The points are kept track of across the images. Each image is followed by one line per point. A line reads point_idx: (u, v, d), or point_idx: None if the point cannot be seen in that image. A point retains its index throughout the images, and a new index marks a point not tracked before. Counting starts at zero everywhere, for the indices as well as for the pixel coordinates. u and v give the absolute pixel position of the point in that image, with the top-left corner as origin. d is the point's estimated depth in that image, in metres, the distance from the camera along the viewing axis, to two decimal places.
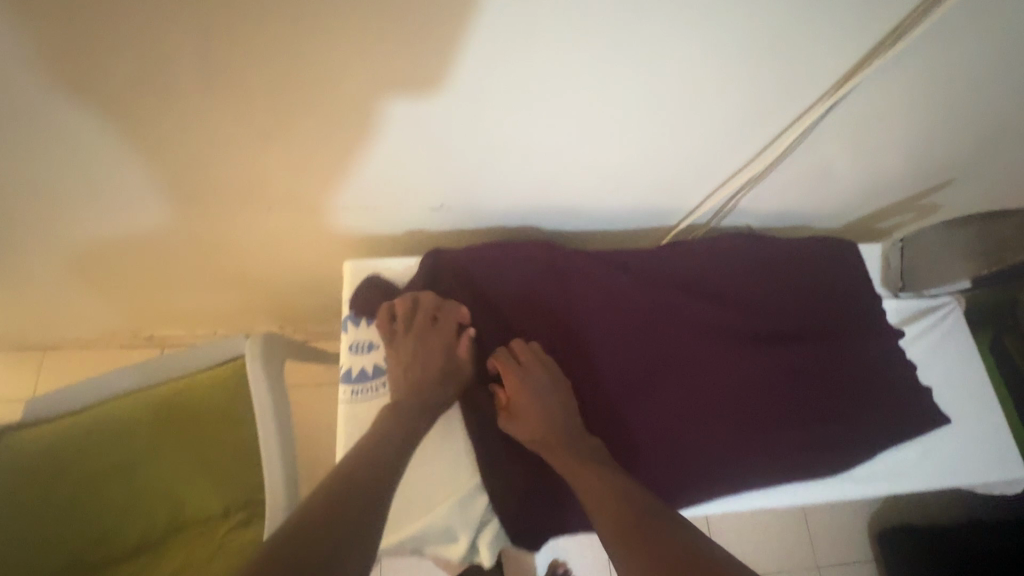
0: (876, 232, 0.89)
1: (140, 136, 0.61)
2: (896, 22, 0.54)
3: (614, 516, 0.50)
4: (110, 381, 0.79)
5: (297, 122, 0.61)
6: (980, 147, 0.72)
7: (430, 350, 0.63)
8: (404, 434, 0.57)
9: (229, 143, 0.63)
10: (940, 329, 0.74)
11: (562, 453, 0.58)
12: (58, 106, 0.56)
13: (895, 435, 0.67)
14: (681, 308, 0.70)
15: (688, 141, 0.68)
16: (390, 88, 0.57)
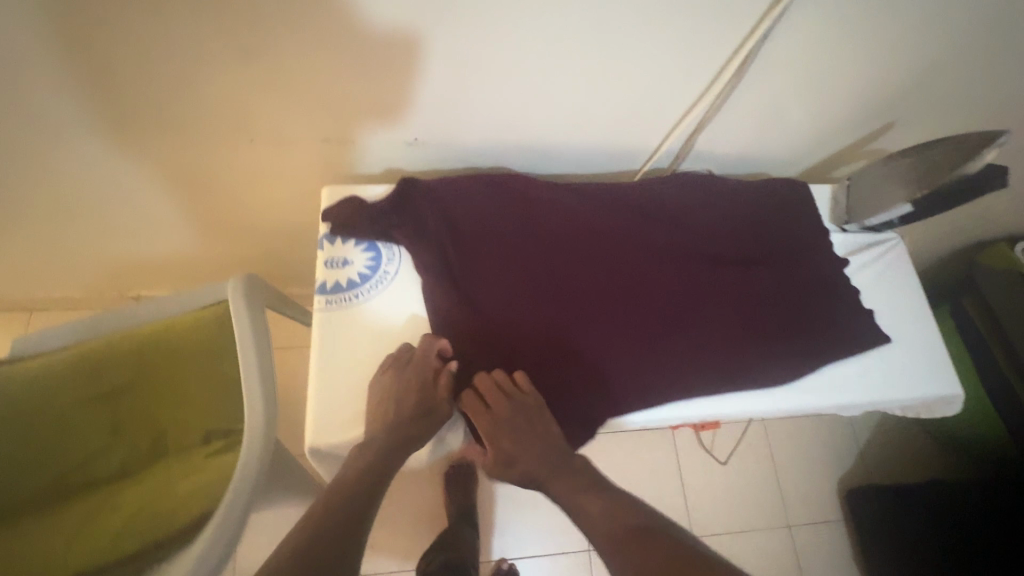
0: (829, 174, 0.94)
1: (112, 63, 0.64)
2: None
3: (608, 532, 0.55)
4: (107, 321, 0.90)
5: (266, 44, 0.64)
6: (916, 79, 0.77)
7: (409, 386, 0.62)
8: (376, 471, 0.57)
9: (201, 70, 0.66)
10: (883, 261, 0.80)
11: (549, 481, 0.61)
12: (33, 27, 0.58)
13: (837, 348, 0.72)
14: (636, 233, 0.76)
15: (642, 75, 0.72)
16: (354, 10, 0.60)
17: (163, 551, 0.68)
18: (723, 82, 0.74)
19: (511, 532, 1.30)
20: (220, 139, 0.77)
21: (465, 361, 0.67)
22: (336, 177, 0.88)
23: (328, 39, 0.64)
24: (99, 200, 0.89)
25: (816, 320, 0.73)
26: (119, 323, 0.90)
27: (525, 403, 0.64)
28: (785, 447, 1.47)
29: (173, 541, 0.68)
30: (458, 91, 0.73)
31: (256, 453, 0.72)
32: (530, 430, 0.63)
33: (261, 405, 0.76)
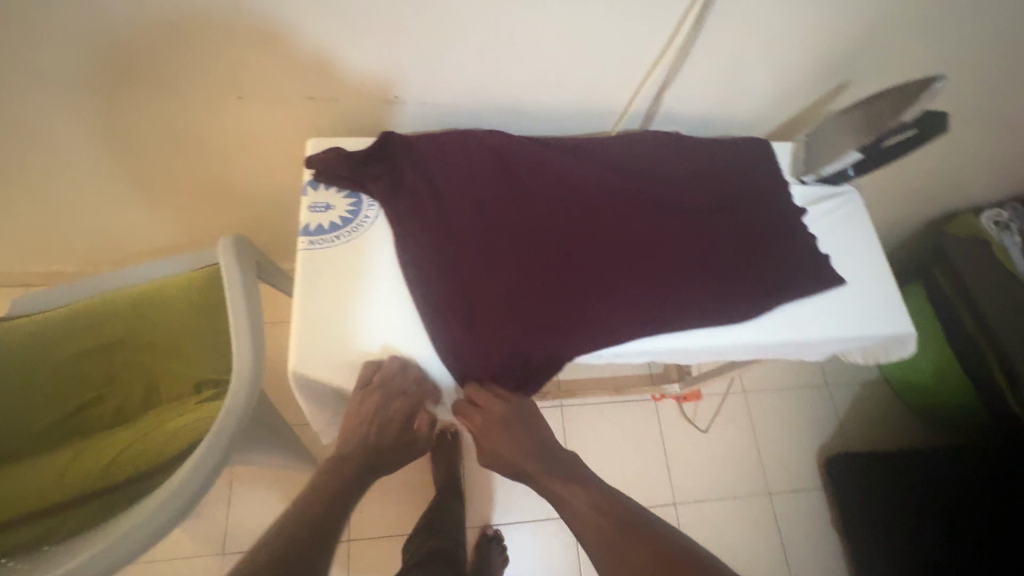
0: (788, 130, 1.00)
1: (114, 11, 0.68)
2: None
3: (596, 524, 0.58)
4: (94, 284, 0.91)
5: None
6: (861, 33, 0.83)
7: (399, 416, 0.65)
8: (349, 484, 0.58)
9: (195, 19, 0.71)
10: (841, 210, 0.84)
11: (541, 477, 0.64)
12: None
13: (795, 287, 0.76)
14: (605, 182, 0.80)
15: (606, 33, 0.77)
16: None
17: (146, 482, 0.71)
18: (681, 40, 0.79)
19: (497, 498, 1.33)
20: (216, 91, 0.82)
21: (436, 299, 0.71)
22: (324, 133, 0.93)
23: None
24: (98, 157, 0.93)
25: (771, 261, 0.78)
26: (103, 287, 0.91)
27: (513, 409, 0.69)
28: (766, 418, 1.51)
29: (152, 475, 0.71)
30: (429, 46, 0.77)
31: (242, 391, 0.75)
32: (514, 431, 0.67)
33: (248, 349, 0.79)
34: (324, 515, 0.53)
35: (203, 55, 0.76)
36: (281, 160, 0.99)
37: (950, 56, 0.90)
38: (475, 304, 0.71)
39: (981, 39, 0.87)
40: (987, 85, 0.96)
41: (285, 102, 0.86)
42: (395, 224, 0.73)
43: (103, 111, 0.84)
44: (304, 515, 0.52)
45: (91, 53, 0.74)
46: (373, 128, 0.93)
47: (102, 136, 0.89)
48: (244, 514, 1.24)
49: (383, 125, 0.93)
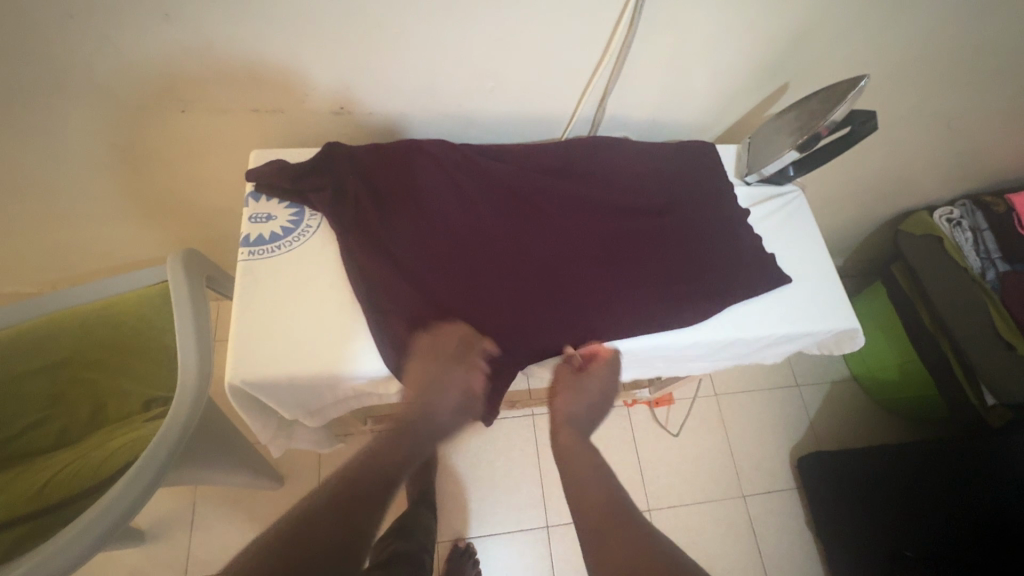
0: (734, 132, 1.02)
1: (42, 35, 0.68)
2: None
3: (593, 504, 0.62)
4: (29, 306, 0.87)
5: (187, 14, 0.68)
6: (793, 39, 0.85)
7: (455, 382, 0.71)
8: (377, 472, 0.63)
9: (127, 38, 0.71)
10: (785, 209, 0.86)
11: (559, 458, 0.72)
12: None
13: (741, 287, 0.77)
14: (553, 189, 0.81)
15: (542, 40, 0.78)
16: None
17: (82, 502, 0.70)
18: (616, 47, 0.81)
19: (469, 511, 1.31)
20: (159, 106, 0.82)
21: (384, 309, 0.70)
22: (274, 144, 0.93)
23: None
24: (42, 177, 0.92)
25: (714, 260, 0.78)
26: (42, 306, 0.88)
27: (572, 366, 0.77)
28: (736, 419, 1.51)
29: (87, 495, 0.70)
30: (370, 59, 0.78)
31: (186, 405, 0.75)
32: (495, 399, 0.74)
33: (194, 363, 0.79)
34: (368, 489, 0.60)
35: (143, 73, 0.76)
36: (233, 174, 0.99)
37: (882, 56, 0.92)
38: (421, 313, 0.70)
39: (909, 40, 0.90)
40: (921, 85, 1.00)
41: (229, 115, 0.86)
42: (339, 234, 0.73)
43: (47, 131, 0.83)
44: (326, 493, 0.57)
45: (31, 75, 0.74)
46: (324, 139, 0.94)
47: (48, 158, 0.88)
48: (207, 536, 1.20)
49: (334, 136, 0.93)
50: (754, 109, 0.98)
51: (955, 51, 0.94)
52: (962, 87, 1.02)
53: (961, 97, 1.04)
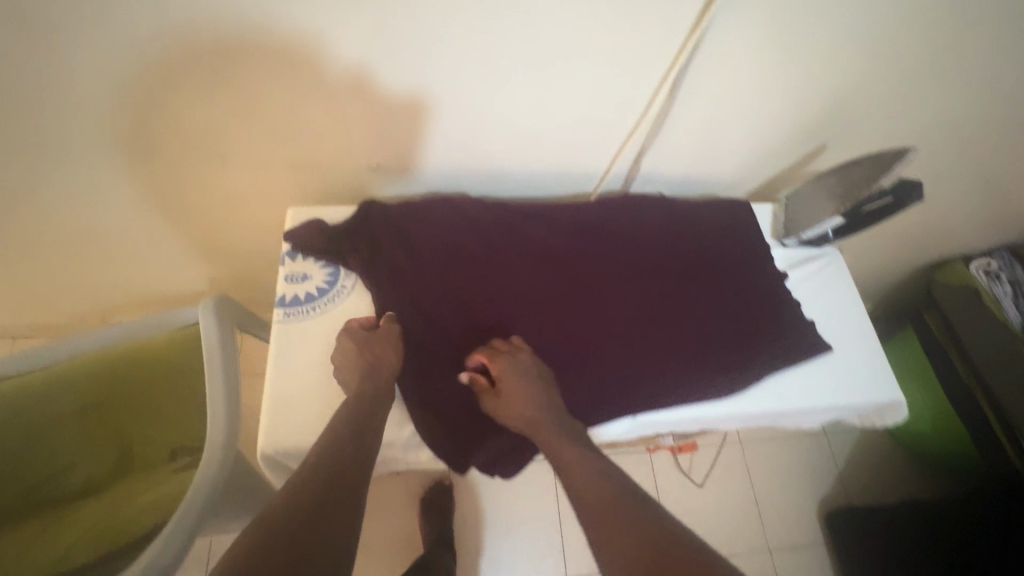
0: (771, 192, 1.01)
1: (104, 92, 0.71)
2: None
3: (595, 490, 0.57)
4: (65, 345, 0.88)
5: (238, 75, 0.71)
6: (831, 101, 0.85)
7: (357, 347, 0.68)
8: (361, 429, 0.60)
9: (179, 95, 0.73)
10: (823, 273, 0.84)
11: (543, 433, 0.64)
12: (31, 59, 0.65)
13: (782, 358, 0.75)
14: (583, 251, 0.81)
15: (579, 100, 0.79)
16: (316, 45, 0.68)
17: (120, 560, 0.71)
18: (656, 106, 0.81)
19: (486, 560, 1.28)
20: (203, 158, 0.85)
21: (419, 373, 0.70)
22: (310, 196, 0.95)
23: (288, 63, 0.70)
24: (89, 220, 0.95)
25: (749, 327, 0.77)
26: (76, 346, 0.89)
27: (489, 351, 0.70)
28: (762, 470, 1.46)
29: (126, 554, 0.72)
30: (415, 119, 0.80)
31: (214, 464, 0.74)
32: (426, 367, 0.71)
33: (222, 420, 0.78)
34: (334, 470, 0.54)
35: (190, 128, 0.79)
36: (268, 223, 1.01)
37: (921, 118, 0.92)
38: (447, 373, 0.71)
39: (948, 103, 0.89)
40: (959, 145, 0.99)
41: (269, 168, 0.88)
42: (377, 296, 0.73)
43: (97, 178, 0.86)
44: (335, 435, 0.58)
45: (89, 128, 0.76)
46: (358, 193, 0.96)
47: (95, 202, 0.91)
48: None
49: (369, 190, 0.95)
50: (794, 173, 0.98)
51: (994, 112, 0.93)
52: (1000, 144, 1.00)
53: (998, 154, 1.03)
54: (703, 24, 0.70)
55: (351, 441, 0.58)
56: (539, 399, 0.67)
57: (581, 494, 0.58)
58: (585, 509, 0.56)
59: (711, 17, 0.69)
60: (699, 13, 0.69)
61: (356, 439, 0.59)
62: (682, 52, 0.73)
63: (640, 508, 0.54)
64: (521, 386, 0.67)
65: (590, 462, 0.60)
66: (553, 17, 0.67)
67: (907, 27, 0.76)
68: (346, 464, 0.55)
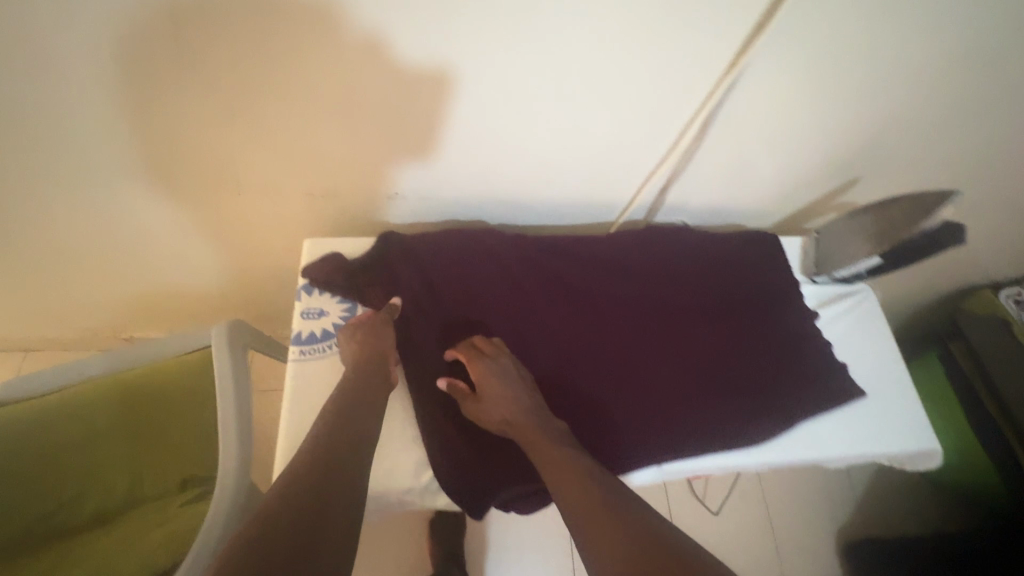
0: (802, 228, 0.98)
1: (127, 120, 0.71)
2: (760, 23, 0.64)
3: (579, 488, 0.55)
4: (81, 368, 0.88)
5: (260, 105, 0.70)
6: (868, 137, 0.82)
7: (353, 335, 0.69)
8: (356, 420, 0.59)
9: (200, 123, 0.72)
10: (855, 312, 0.81)
11: (525, 435, 0.63)
12: (54, 86, 0.65)
13: (813, 404, 0.72)
14: (606, 286, 0.79)
15: (607, 132, 0.77)
16: (341, 76, 0.66)
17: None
18: (688, 138, 0.79)
19: None
20: (221, 185, 0.83)
21: (438, 418, 0.68)
22: (327, 223, 0.93)
23: (315, 95, 0.69)
24: (106, 241, 0.95)
25: (778, 372, 0.74)
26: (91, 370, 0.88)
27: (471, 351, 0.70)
28: (779, 497, 1.43)
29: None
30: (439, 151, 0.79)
31: (226, 501, 0.72)
32: (411, 368, 0.70)
33: (235, 453, 0.76)
34: (332, 459, 0.53)
35: (209, 156, 0.77)
36: (284, 247, 1.00)
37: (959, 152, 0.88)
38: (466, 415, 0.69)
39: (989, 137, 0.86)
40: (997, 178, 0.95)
41: (286, 197, 0.86)
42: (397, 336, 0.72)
43: (114, 201, 0.85)
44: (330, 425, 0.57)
45: (111, 153, 0.75)
46: (377, 221, 0.94)
47: (113, 223, 0.90)
48: None
49: (387, 220, 0.93)
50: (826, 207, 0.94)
51: None
52: None
53: None
54: (743, 60, 0.68)
55: (347, 431, 0.57)
56: (517, 398, 0.66)
57: (564, 494, 0.56)
58: (567, 507, 0.54)
59: (752, 53, 0.67)
60: (738, 48, 0.67)
61: (353, 429, 0.58)
62: (718, 86, 0.71)
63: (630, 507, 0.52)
64: (502, 387, 0.66)
65: (574, 463, 0.59)
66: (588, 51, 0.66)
67: (954, 69, 0.73)
68: (346, 453, 0.54)
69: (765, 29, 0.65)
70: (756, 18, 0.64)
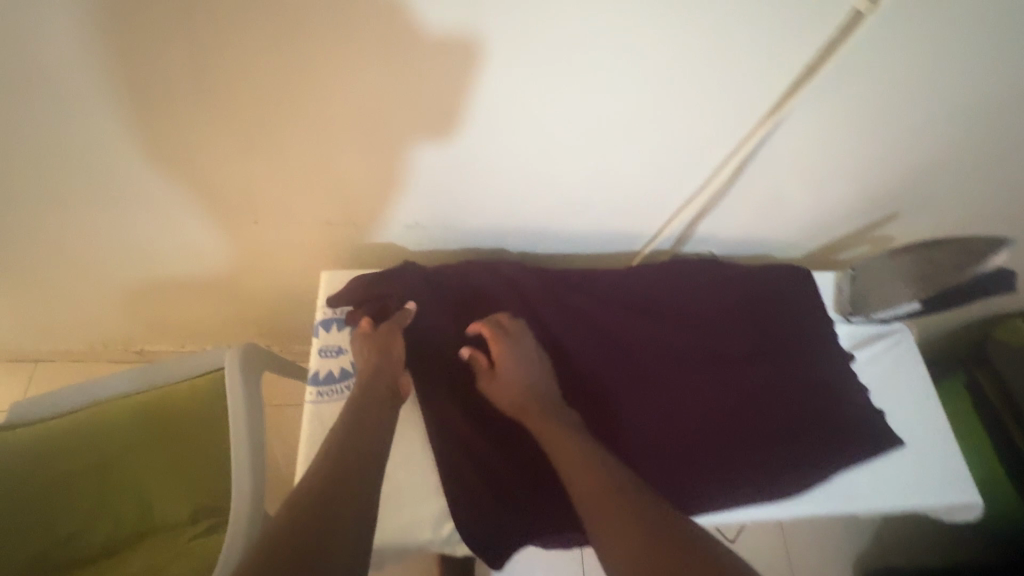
0: (835, 262, 0.95)
1: (148, 145, 0.69)
2: (813, 63, 0.61)
3: (590, 475, 0.55)
4: (102, 386, 0.89)
5: (283, 133, 0.68)
6: (913, 180, 0.78)
7: (361, 338, 0.71)
8: (369, 430, 0.59)
9: (219, 149, 0.70)
10: (890, 353, 0.78)
11: (537, 418, 0.65)
12: (76, 110, 0.63)
13: (850, 457, 0.69)
14: (633, 325, 0.76)
15: (640, 164, 0.74)
16: (368, 104, 0.64)
17: None
18: (727, 175, 0.76)
19: None
20: (238, 210, 0.81)
21: (459, 462, 0.68)
22: (344, 249, 0.91)
23: (342, 130, 0.67)
24: (123, 257, 0.94)
25: (810, 418, 0.71)
26: (113, 388, 0.89)
27: (492, 327, 0.71)
28: (799, 531, 1.38)
29: None
30: (465, 187, 0.77)
31: (239, 538, 0.69)
32: (431, 354, 0.73)
33: (247, 486, 0.73)
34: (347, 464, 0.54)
35: (228, 182, 0.76)
36: (300, 270, 0.98)
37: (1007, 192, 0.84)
38: (485, 459, 0.69)
39: None
40: None
41: (303, 224, 0.85)
42: (417, 378, 0.72)
43: (133, 220, 0.84)
44: (347, 430, 0.58)
45: (131, 175, 0.74)
46: (396, 249, 0.92)
47: (131, 241, 0.89)
48: None
49: (408, 250, 0.91)
50: (861, 242, 0.91)
51: None
52: None
53: None
54: (786, 105, 0.65)
55: (361, 437, 0.58)
56: (532, 383, 0.68)
57: (577, 481, 0.56)
58: (578, 495, 0.54)
59: (797, 99, 0.64)
60: (782, 94, 0.65)
61: (367, 436, 0.58)
62: (757, 130, 0.69)
63: (647, 493, 0.51)
64: (518, 367, 0.68)
65: (586, 452, 0.59)
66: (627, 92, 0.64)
67: (1009, 121, 0.69)
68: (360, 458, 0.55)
69: (813, 76, 0.62)
70: (804, 65, 0.61)
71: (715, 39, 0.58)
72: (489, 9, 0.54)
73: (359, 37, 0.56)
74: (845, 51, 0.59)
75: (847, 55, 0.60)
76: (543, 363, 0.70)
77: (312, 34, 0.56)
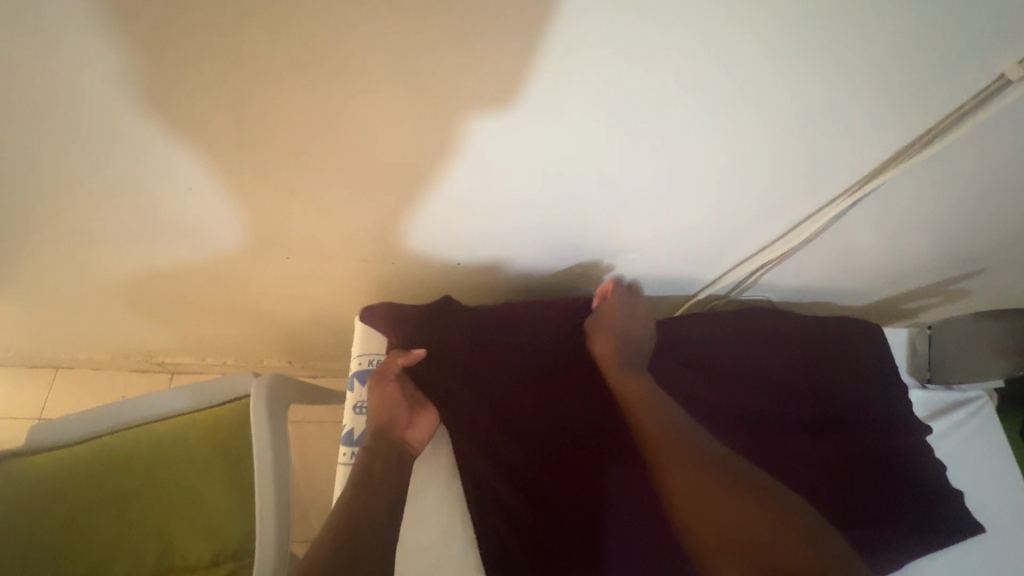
0: (904, 311, 0.89)
1: (195, 182, 0.65)
2: (931, 125, 0.56)
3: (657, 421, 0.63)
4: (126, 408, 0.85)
5: (339, 178, 0.64)
6: (1001, 242, 0.74)
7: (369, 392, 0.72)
8: (375, 506, 0.63)
9: (270, 189, 0.66)
10: (968, 425, 0.76)
11: (619, 375, 0.68)
12: (125, 148, 0.60)
13: (929, 540, 0.65)
14: (693, 387, 0.70)
15: (712, 214, 0.70)
16: (436, 155, 0.60)
17: None
18: (810, 230, 0.71)
19: None
20: (278, 243, 0.78)
21: (501, 528, 0.65)
22: (382, 282, 0.88)
23: (413, 177, 0.64)
24: (157, 279, 0.91)
25: (887, 491, 0.66)
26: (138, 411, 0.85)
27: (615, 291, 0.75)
28: None
29: None
30: (525, 231, 0.74)
31: None
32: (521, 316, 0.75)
33: (272, 535, 0.69)
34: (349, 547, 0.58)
35: (273, 218, 0.72)
36: (334, 299, 0.95)
37: None
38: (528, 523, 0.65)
39: None
40: None
41: (344, 258, 0.81)
42: (438, 408, 0.70)
43: (171, 247, 0.81)
44: (352, 503, 0.62)
45: (174, 207, 0.71)
46: (436, 284, 0.88)
47: (168, 266, 0.87)
48: None
49: (451, 284, 0.88)
50: (935, 294, 0.85)
51: None
52: None
53: None
54: (894, 167, 0.60)
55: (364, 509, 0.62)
56: (630, 334, 0.72)
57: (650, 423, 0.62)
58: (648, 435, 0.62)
59: (910, 161, 0.60)
60: (890, 155, 0.60)
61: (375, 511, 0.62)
62: (854, 189, 0.64)
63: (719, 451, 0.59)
64: (622, 322, 0.72)
65: (666, 407, 0.64)
66: (716, 148, 0.59)
67: None
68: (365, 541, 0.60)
69: (934, 138, 0.57)
70: (926, 126, 0.56)
71: (827, 98, 0.53)
72: (593, 73, 0.49)
73: (442, 96, 0.52)
74: (972, 119, 0.55)
75: (969, 123, 0.55)
76: (647, 323, 0.73)
77: (392, 91, 0.52)
